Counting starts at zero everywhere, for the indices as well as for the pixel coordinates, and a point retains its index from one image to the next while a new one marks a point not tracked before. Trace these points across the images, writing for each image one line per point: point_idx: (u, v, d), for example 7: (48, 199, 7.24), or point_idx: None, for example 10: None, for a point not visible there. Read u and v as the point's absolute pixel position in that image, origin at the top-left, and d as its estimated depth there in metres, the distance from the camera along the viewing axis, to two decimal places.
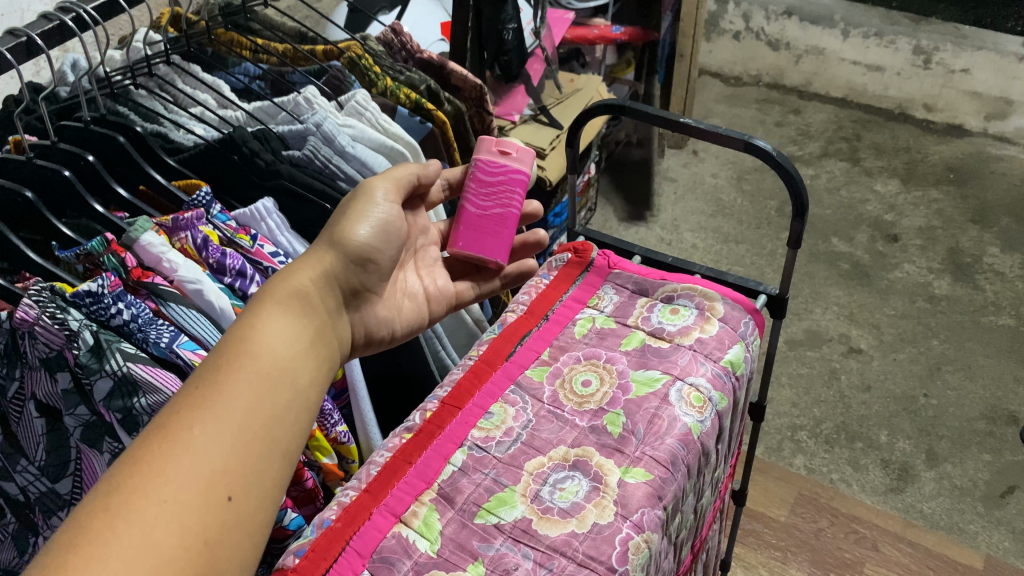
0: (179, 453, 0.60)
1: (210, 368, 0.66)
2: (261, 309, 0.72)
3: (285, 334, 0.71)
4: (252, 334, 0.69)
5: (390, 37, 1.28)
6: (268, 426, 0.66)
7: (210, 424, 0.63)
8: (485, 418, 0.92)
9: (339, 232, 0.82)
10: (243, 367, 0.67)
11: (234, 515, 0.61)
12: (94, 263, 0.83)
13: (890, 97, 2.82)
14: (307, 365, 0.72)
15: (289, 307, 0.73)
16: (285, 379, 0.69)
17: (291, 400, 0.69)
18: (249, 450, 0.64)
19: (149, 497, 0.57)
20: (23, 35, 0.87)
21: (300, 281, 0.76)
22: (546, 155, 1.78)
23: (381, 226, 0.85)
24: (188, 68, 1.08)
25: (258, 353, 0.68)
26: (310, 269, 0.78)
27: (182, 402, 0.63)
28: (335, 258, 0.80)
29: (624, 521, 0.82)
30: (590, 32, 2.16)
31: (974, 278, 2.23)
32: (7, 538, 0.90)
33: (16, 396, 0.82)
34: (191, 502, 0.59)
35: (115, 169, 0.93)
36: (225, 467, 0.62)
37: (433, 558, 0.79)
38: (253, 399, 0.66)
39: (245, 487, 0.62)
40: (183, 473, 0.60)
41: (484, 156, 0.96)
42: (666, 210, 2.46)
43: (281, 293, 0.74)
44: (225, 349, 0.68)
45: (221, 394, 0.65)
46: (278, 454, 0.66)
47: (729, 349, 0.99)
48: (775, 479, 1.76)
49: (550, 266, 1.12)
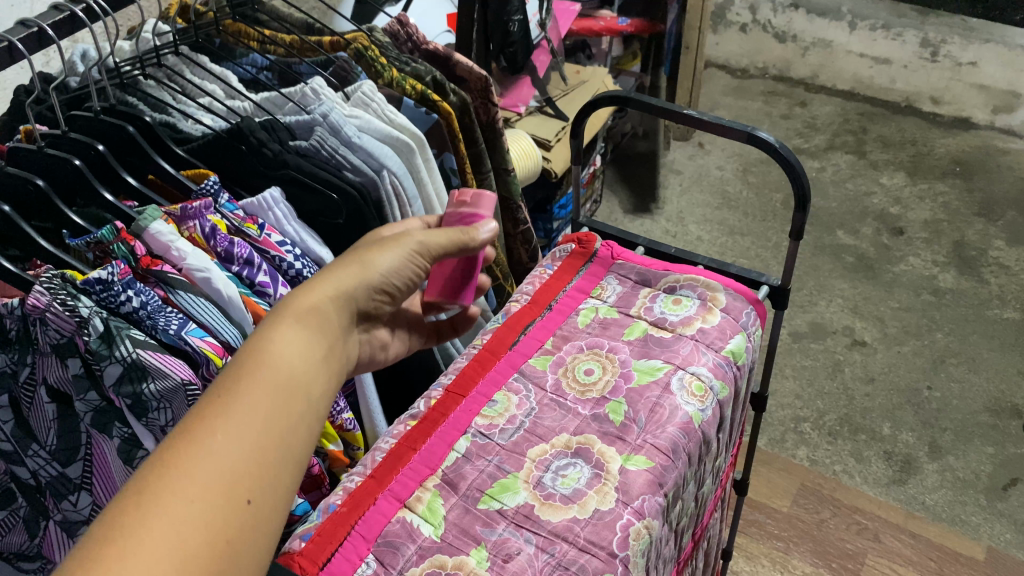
0: (201, 457, 0.57)
1: (230, 375, 0.63)
2: (279, 321, 0.67)
3: (303, 346, 0.67)
4: (270, 346, 0.65)
5: (396, 29, 1.29)
6: (286, 434, 0.62)
7: (233, 429, 0.59)
8: (489, 406, 0.93)
9: (366, 262, 0.76)
10: (265, 374, 0.63)
11: (252, 520, 0.57)
12: (104, 251, 0.83)
13: (897, 90, 2.81)
14: (320, 379, 0.68)
15: (307, 322, 0.69)
16: (303, 390, 0.65)
17: (307, 410, 0.65)
18: (269, 455, 0.60)
19: (173, 498, 0.54)
20: (34, 26, 0.88)
21: (322, 308, 0.71)
22: (551, 147, 1.80)
23: (404, 257, 0.79)
24: (196, 59, 1.09)
25: (277, 363, 0.65)
26: (334, 297, 0.73)
27: (204, 408, 0.60)
28: (361, 285, 0.75)
29: (625, 508, 0.83)
30: (596, 23, 2.18)
31: (979, 271, 2.23)
32: (19, 522, 0.92)
33: (27, 381, 0.83)
34: (214, 505, 0.55)
35: (124, 158, 0.94)
36: (246, 471, 0.58)
37: (436, 542, 0.80)
38: (274, 406, 0.62)
39: (264, 493, 0.59)
40: (207, 476, 0.56)
41: (454, 212, 0.88)
42: (672, 201, 2.47)
43: (300, 308, 0.69)
44: (243, 357, 0.64)
45: (244, 400, 0.61)
46: (293, 463, 0.62)
47: (730, 339, 1.00)
48: (778, 470, 1.77)
49: (554, 256, 1.13)
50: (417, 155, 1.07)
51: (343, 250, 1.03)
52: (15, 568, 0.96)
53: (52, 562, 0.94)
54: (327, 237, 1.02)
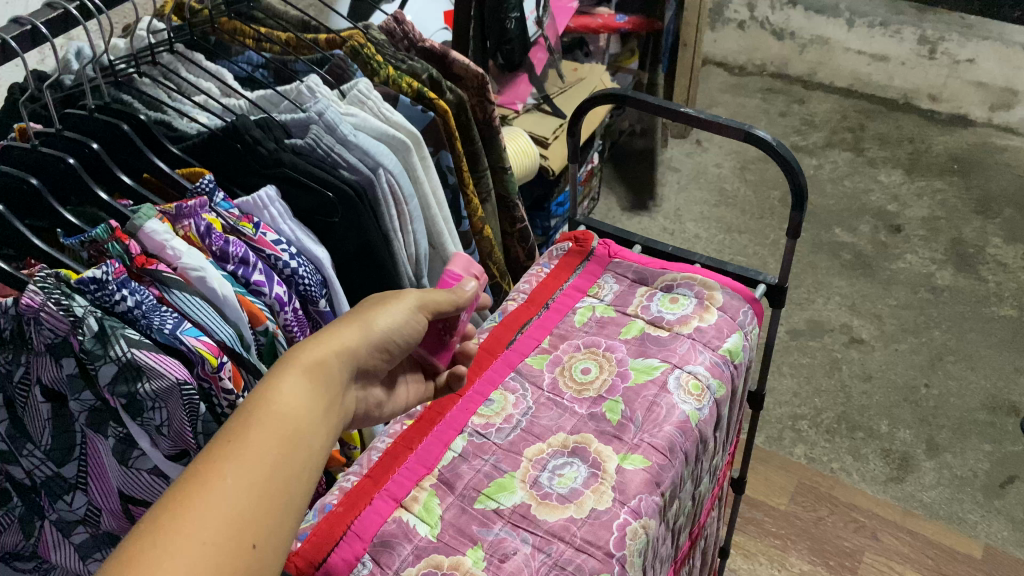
0: (210, 502, 0.56)
1: (238, 420, 0.62)
2: (285, 369, 0.66)
3: (310, 395, 0.65)
4: (278, 394, 0.64)
5: (393, 26, 1.27)
6: (292, 479, 0.61)
7: (241, 475, 0.58)
8: (485, 406, 0.93)
9: (367, 320, 0.73)
10: (271, 421, 0.62)
11: (258, 564, 0.56)
12: (99, 250, 0.82)
13: (895, 87, 2.81)
14: (325, 427, 0.66)
15: (313, 372, 0.67)
16: (309, 437, 0.64)
17: (312, 457, 0.64)
18: (274, 500, 0.59)
19: (184, 539, 0.53)
20: (27, 23, 0.88)
21: (324, 363, 0.68)
22: (549, 145, 1.80)
23: (406, 318, 0.75)
24: (192, 57, 1.09)
25: (283, 410, 0.63)
26: (336, 354, 0.69)
27: (214, 451, 0.59)
28: (361, 340, 0.71)
29: (622, 507, 0.83)
30: (594, 21, 2.20)
31: (977, 269, 2.23)
32: (13, 522, 0.92)
33: (21, 380, 0.83)
34: (221, 549, 0.54)
35: (120, 156, 0.93)
36: (253, 515, 0.57)
37: (432, 542, 0.80)
38: (280, 453, 0.61)
39: (269, 537, 0.58)
40: (216, 519, 0.55)
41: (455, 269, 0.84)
42: (669, 199, 2.46)
43: (306, 359, 0.67)
44: (250, 404, 0.63)
45: (252, 446, 0.60)
46: (297, 509, 0.61)
47: (728, 338, 1.00)
48: (776, 468, 1.77)
49: (551, 254, 1.13)
50: (413, 153, 1.07)
51: (338, 248, 1.02)
52: (11, 568, 0.96)
53: (48, 561, 0.94)
54: (323, 235, 1.01)
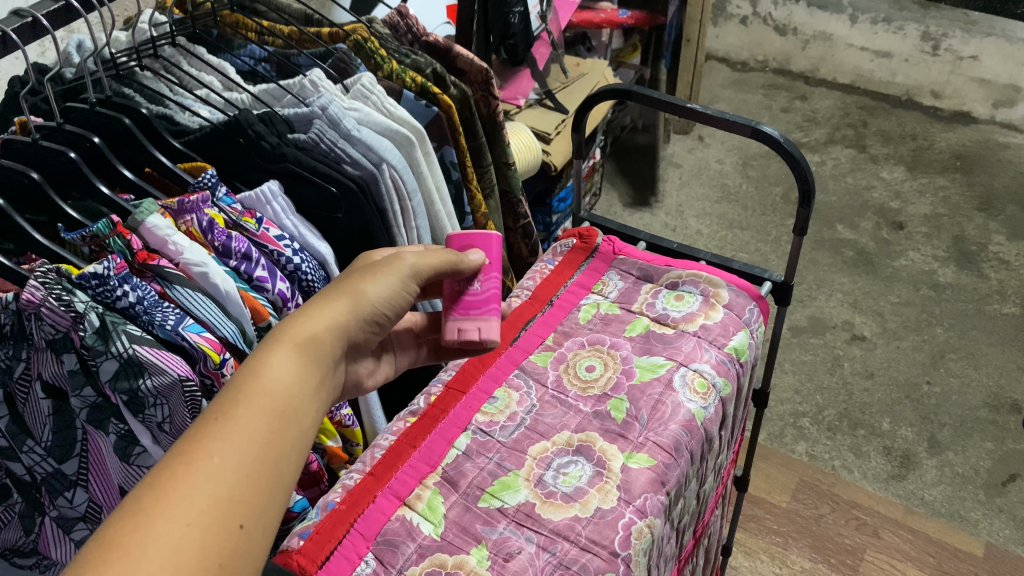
0: (197, 482, 0.55)
1: (227, 399, 0.60)
2: (275, 346, 0.64)
3: (299, 373, 0.64)
4: (265, 372, 0.62)
5: (396, 20, 1.27)
6: (280, 459, 0.60)
7: (230, 453, 0.57)
8: (489, 403, 0.93)
9: (355, 287, 0.72)
10: (259, 399, 0.61)
11: (245, 546, 0.55)
12: (99, 245, 0.81)
13: (898, 84, 2.80)
14: (313, 405, 0.65)
15: (304, 348, 0.66)
16: (299, 414, 0.63)
17: (301, 435, 0.63)
18: (260, 481, 0.58)
19: (169, 520, 0.52)
20: (28, 16, 0.87)
21: (316, 333, 0.67)
22: (551, 140, 1.79)
23: (395, 288, 0.74)
24: (193, 50, 1.07)
25: (272, 389, 0.62)
26: (326, 319, 0.69)
27: (200, 430, 0.58)
28: (352, 315, 0.71)
29: (628, 507, 0.82)
30: (597, 16, 2.17)
31: (979, 266, 2.22)
32: (14, 518, 0.91)
33: (22, 376, 0.82)
34: (207, 530, 0.53)
35: (121, 151, 0.92)
36: (241, 495, 0.56)
37: (437, 541, 0.80)
38: (268, 432, 0.60)
39: (256, 519, 0.57)
40: (202, 501, 0.54)
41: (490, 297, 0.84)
42: (671, 195, 2.46)
43: (298, 335, 0.66)
44: (238, 381, 0.62)
45: (240, 424, 0.59)
46: (284, 489, 0.60)
47: (733, 336, 0.99)
48: (776, 465, 1.77)
49: (554, 251, 1.12)
50: (417, 148, 1.06)
51: (341, 243, 1.01)
52: (11, 564, 0.96)
53: (47, 558, 0.93)
54: (325, 231, 1.00)
